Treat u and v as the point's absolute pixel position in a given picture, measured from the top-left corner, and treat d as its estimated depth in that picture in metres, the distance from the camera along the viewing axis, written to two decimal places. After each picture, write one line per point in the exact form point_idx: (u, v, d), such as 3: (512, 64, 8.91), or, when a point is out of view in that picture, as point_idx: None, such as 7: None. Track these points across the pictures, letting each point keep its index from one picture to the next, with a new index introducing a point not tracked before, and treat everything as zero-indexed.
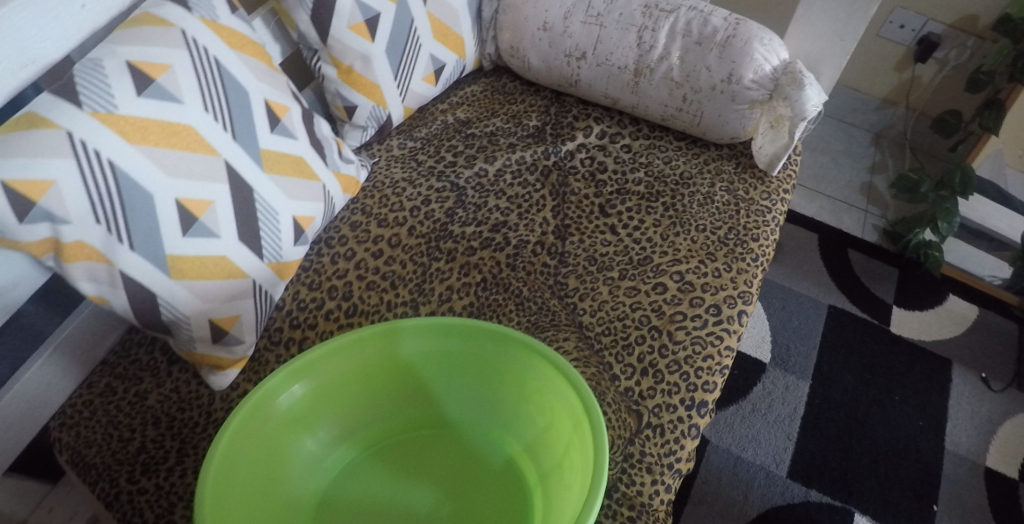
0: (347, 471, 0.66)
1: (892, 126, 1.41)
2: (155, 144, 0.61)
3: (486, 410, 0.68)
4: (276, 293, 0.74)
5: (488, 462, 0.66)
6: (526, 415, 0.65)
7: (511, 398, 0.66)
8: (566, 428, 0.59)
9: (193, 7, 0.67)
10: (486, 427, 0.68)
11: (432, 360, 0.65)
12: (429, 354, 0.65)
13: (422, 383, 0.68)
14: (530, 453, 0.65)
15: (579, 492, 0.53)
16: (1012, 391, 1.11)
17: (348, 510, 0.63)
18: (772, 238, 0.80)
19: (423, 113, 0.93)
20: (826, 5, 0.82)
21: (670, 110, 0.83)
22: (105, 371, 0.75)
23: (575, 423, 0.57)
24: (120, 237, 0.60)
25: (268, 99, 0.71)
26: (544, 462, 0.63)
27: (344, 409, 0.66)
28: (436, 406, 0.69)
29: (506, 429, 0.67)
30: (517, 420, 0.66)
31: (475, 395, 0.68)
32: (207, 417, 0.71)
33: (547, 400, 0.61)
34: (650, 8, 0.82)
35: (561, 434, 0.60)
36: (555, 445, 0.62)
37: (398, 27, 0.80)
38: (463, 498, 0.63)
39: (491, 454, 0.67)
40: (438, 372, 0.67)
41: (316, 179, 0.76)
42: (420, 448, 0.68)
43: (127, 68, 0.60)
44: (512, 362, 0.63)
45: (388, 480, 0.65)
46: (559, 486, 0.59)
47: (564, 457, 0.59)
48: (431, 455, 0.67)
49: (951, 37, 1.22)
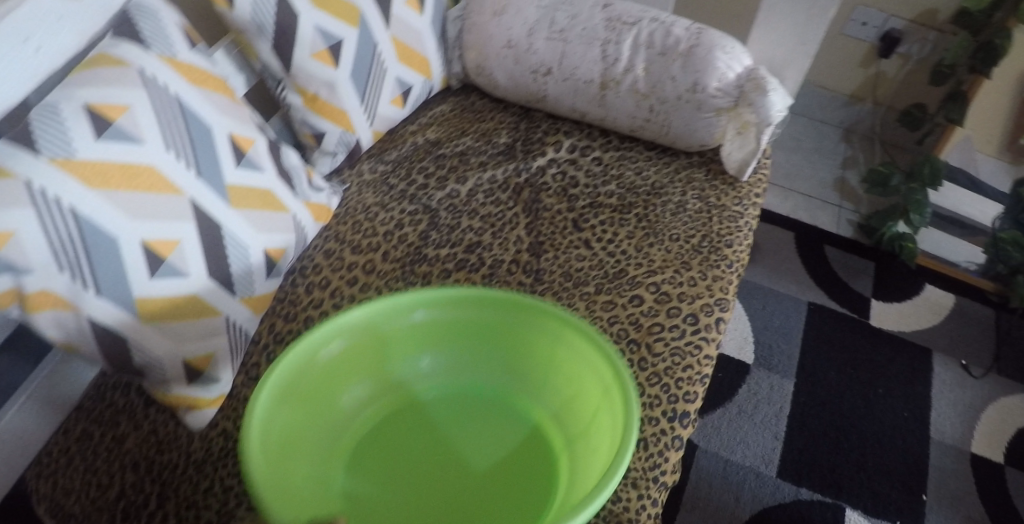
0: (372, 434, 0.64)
1: (860, 121, 1.43)
2: (117, 188, 0.60)
3: (514, 380, 0.67)
4: (250, 328, 0.74)
5: (514, 427, 0.65)
6: (550, 383, 0.65)
7: (537, 367, 0.66)
8: (591, 393, 0.59)
9: (151, 44, 0.66)
10: (513, 398, 0.67)
11: (463, 328, 0.65)
12: (461, 323, 0.65)
13: (451, 352, 0.68)
14: (557, 419, 0.64)
15: (605, 459, 0.53)
16: (992, 376, 1.13)
17: (371, 472, 0.61)
18: (746, 243, 0.80)
19: (392, 135, 0.93)
20: (784, 11, 0.83)
21: (638, 121, 0.84)
22: (80, 415, 0.74)
23: (602, 391, 0.57)
24: (85, 283, 0.59)
25: (232, 133, 0.71)
26: (571, 426, 0.62)
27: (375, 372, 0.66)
28: (462, 372, 0.69)
29: (533, 397, 0.67)
30: (544, 385, 0.66)
31: (500, 362, 0.68)
32: (186, 458, 0.69)
33: (573, 370, 0.62)
34: (613, 21, 0.83)
35: (587, 401, 0.60)
36: (582, 403, 0.61)
37: (362, 52, 0.79)
38: (489, 461, 0.62)
39: (516, 417, 0.65)
40: (468, 339, 0.67)
41: (285, 210, 0.75)
42: (448, 412, 0.66)
43: (85, 112, 0.59)
44: (540, 332, 0.63)
45: (413, 445, 0.63)
46: (586, 440, 0.58)
47: (590, 422, 0.59)
48: (456, 419, 0.65)
49: (912, 32, 1.24)
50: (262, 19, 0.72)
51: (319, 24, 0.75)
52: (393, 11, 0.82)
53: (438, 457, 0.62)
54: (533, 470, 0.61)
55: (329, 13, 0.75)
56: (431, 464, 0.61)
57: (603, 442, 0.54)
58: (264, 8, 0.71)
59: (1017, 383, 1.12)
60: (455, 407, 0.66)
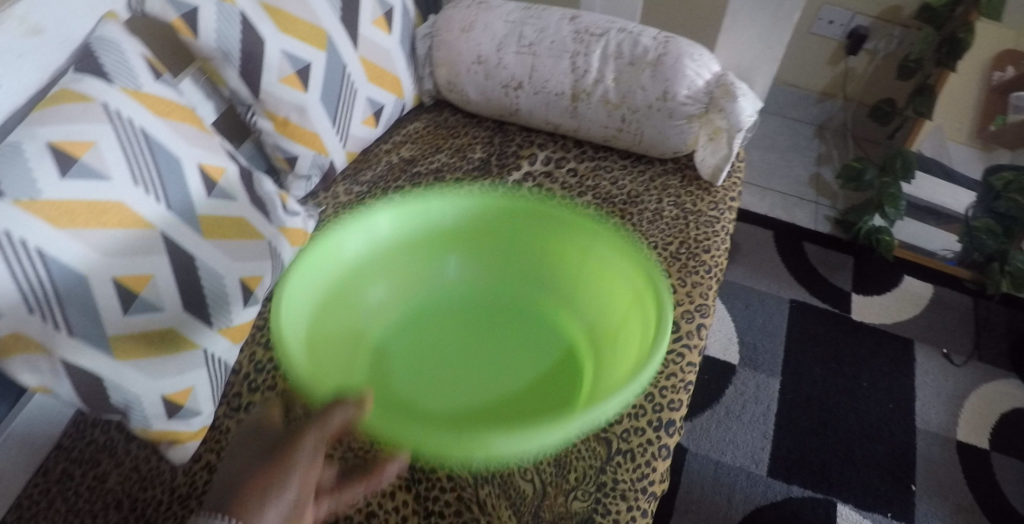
0: (410, 327, 0.69)
1: (832, 118, 1.45)
2: (85, 225, 0.59)
3: (537, 281, 0.73)
4: (230, 358, 0.73)
5: (546, 331, 0.70)
6: (572, 282, 0.71)
7: (558, 270, 0.72)
8: (621, 296, 0.65)
9: (114, 76, 0.65)
10: (536, 297, 0.73)
11: (488, 231, 0.72)
12: (485, 226, 0.72)
13: (477, 257, 0.74)
14: (587, 323, 0.69)
15: (635, 347, 0.58)
16: (974, 363, 1.14)
17: (407, 357, 0.66)
18: (723, 247, 0.81)
19: (366, 155, 0.92)
20: (749, 16, 0.84)
21: (611, 130, 0.84)
22: (60, 456, 0.73)
23: (635, 295, 0.63)
24: (57, 324, 0.58)
25: (201, 162, 0.70)
26: (601, 328, 0.67)
27: (402, 273, 0.71)
28: (500, 281, 0.74)
29: (560, 304, 0.72)
30: (574, 291, 0.71)
31: (535, 270, 0.73)
32: (171, 494, 0.69)
33: (596, 267, 0.68)
34: (581, 33, 0.83)
35: (617, 303, 0.66)
36: (615, 307, 0.66)
37: (331, 74, 0.79)
38: (520, 362, 0.66)
39: (547, 322, 0.70)
40: (494, 243, 0.73)
41: (260, 237, 0.74)
42: (480, 310, 0.71)
43: (48, 150, 0.58)
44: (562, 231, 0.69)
45: (450, 337, 0.68)
46: (619, 344, 0.62)
47: (622, 320, 0.64)
48: (491, 323, 0.70)
49: (878, 29, 1.25)
50: (228, 47, 0.71)
51: (285, 48, 0.74)
52: (360, 32, 0.82)
53: (478, 355, 0.67)
54: (559, 370, 0.66)
55: (295, 37, 0.75)
56: (465, 360, 0.66)
57: (636, 343, 0.58)
58: (229, 36, 0.71)
59: (999, 369, 1.14)
60: (482, 305, 0.72)
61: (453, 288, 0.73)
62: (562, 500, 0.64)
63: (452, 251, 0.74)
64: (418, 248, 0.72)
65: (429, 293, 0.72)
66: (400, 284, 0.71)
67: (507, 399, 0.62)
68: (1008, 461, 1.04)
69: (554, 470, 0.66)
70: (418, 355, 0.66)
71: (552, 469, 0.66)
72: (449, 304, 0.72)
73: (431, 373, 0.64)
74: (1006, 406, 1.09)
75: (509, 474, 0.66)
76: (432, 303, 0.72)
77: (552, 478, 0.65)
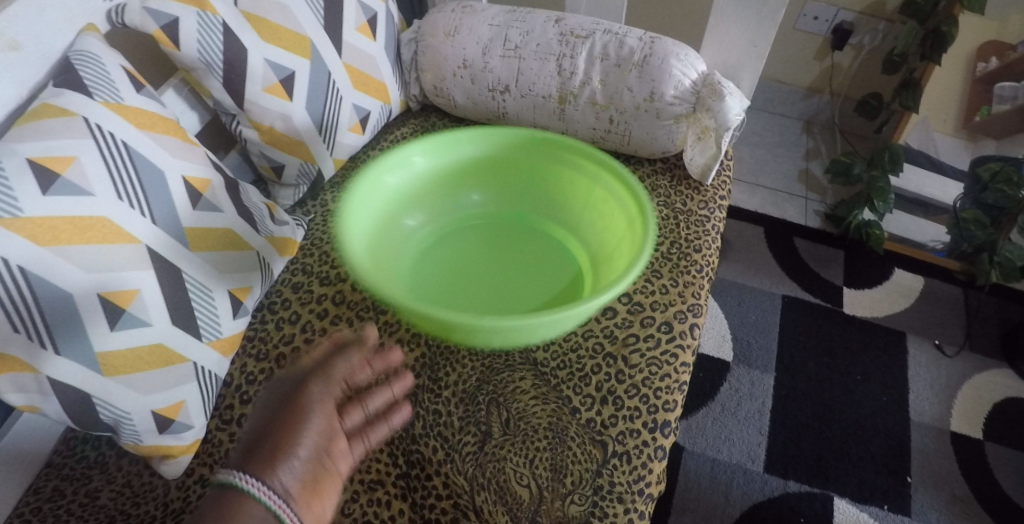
0: (443, 246, 0.83)
1: (820, 112, 1.46)
2: (68, 242, 0.58)
3: (545, 211, 0.85)
4: (221, 371, 0.72)
5: (556, 254, 0.82)
6: (579, 211, 0.83)
7: (561, 199, 0.84)
8: (620, 225, 0.76)
9: (94, 90, 0.63)
10: (545, 223, 0.85)
11: (503, 168, 0.85)
12: (499, 161, 0.85)
13: (494, 189, 0.87)
14: (590, 247, 0.81)
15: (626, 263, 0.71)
16: (966, 353, 1.15)
17: (438, 273, 0.80)
18: (714, 246, 0.81)
19: (354, 162, 0.92)
20: (734, 14, 0.84)
21: (599, 132, 0.85)
22: (51, 473, 0.72)
23: (629, 222, 0.74)
24: (43, 342, 0.58)
25: (186, 174, 0.69)
26: (600, 253, 0.78)
27: (434, 201, 0.85)
28: (519, 211, 0.86)
29: (566, 230, 0.84)
30: (580, 221, 0.83)
31: (549, 202, 0.85)
32: (164, 509, 0.68)
33: (596, 195, 0.80)
34: (566, 35, 0.82)
35: (615, 227, 0.77)
36: (612, 232, 0.78)
37: (316, 82, 0.78)
38: (535, 281, 0.78)
39: (558, 246, 0.83)
40: (508, 177, 0.86)
41: (249, 249, 0.74)
42: (496, 236, 0.84)
43: (28, 166, 0.56)
44: (564, 164, 0.82)
45: (473, 259, 0.81)
46: (612, 264, 0.75)
47: (617, 245, 0.76)
48: (510, 244, 0.83)
49: (863, 24, 1.25)
50: (211, 57, 0.70)
51: (268, 57, 0.74)
52: (343, 39, 0.81)
53: (494, 273, 0.79)
54: (566, 286, 0.78)
55: (277, 45, 0.74)
56: (485, 276, 0.79)
57: (623, 263, 0.73)
58: (212, 46, 0.70)
59: (990, 359, 1.15)
60: (497, 229, 0.85)
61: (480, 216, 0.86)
62: (559, 505, 0.64)
63: (478, 186, 0.86)
64: (454, 183, 0.86)
65: (460, 217, 0.86)
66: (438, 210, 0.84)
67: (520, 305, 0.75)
68: (1002, 451, 1.04)
69: (550, 475, 0.65)
70: (448, 269, 0.80)
71: (549, 474, 0.65)
72: (475, 228, 0.85)
73: (457, 281, 0.78)
74: (999, 396, 1.10)
75: (505, 480, 0.65)
76: (460, 227, 0.85)
77: (549, 484, 0.65)
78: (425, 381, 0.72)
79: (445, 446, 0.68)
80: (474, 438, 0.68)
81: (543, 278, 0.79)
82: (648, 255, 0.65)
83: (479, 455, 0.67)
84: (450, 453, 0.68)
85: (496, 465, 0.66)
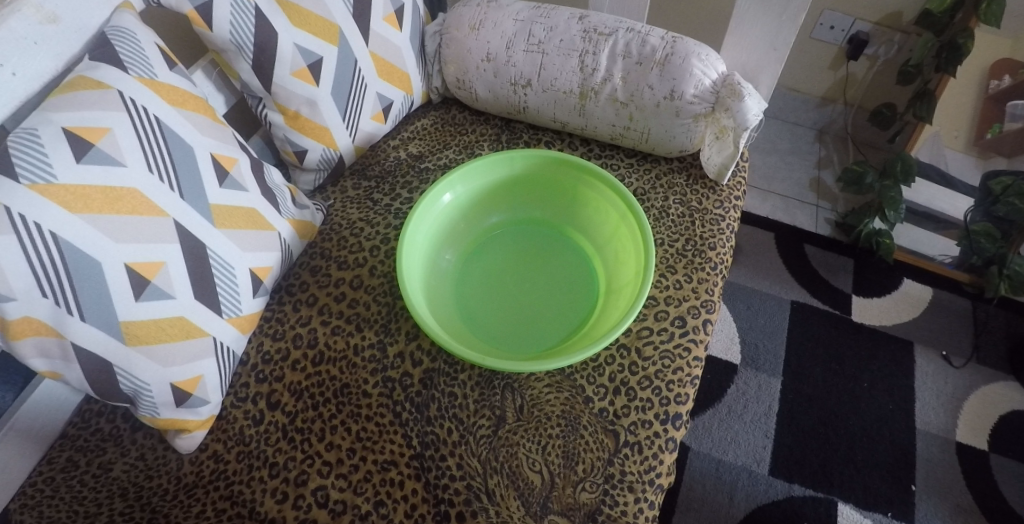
0: (480, 240, 0.86)
1: (833, 122, 1.47)
2: (99, 211, 0.59)
3: (577, 233, 0.86)
4: (239, 348, 0.74)
5: (576, 273, 0.83)
6: (609, 238, 0.83)
7: (597, 225, 0.84)
8: (629, 268, 0.77)
9: (129, 65, 0.64)
10: (577, 241, 0.86)
11: (553, 185, 0.85)
12: (553, 179, 0.84)
13: (544, 201, 0.87)
14: (610, 277, 0.81)
15: (617, 317, 0.72)
16: (973, 365, 1.15)
17: (465, 274, 0.83)
18: (729, 245, 0.82)
19: (374, 150, 0.93)
20: (757, 16, 0.84)
21: (618, 129, 0.86)
22: (65, 444, 0.72)
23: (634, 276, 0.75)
24: (69, 309, 0.59)
25: (213, 152, 0.69)
26: (615, 285, 0.78)
27: (492, 204, 0.87)
28: (562, 224, 0.87)
29: (593, 254, 0.84)
30: (609, 250, 0.83)
31: (590, 224, 0.85)
32: (176, 483, 0.69)
33: (620, 233, 0.81)
34: (590, 32, 0.84)
35: (624, 271, 0.78)
36: (628, 271, 0.77)
37: (342, 69, 0.80)
38: (548, 296, 0.81)
39: (582, 268, 0.83)
40: (558, 194, 0.85)
41: (271, 229, 0.75)
42: (527, 246, 0.86)
43: (63, 135, 0.57)
44: (604, 197, 0.81)
45: (498, 267, 0.84)
46: (615, 304, 0.75)
47: (621, 286, 0.77)
48: (536, 257, 0.85)
49: (879, 35, 1.25)
50: (241, 40, 0.72)
51: (298, 42, 0.75)
52: (372, 28, 0.82)
53: (512, 284, 0.82)
54: (574, 308, 0.79)
55: (306, 31, 0.75)
56: (495, 286, 0.82)
57: (623, 308, 0.73)
58: (243, 29, 0.71)
59: (998, 372, 1.15)
60: (533, 239, 0.86)
61: (529, 219, 0.88)
62: (570, 492, 0.65)
63: (530, 196, 0.87)
64: (512, 190, 0.86)
65: (511, 215, 0.88)
66: (494, 204, 0.87)
67: (517, 324, 0.78)
68: (1007, 462, 1.05)
69: (563, 461, 0.66)
70: (468, 266, 0.84)
71: (561, 461, 0.66)
72: (515, 230, 0.87)
73: (468, 282, 0.82)
74: (1005, 408, 1.10)
75: (517, 465, 0.66)
76: (507, 225, 0.88)
77: (560, 470, 0.66)
78: (441, 365, 0.73)
79: (460, 428, 0.69)
80: (488, 422, 0.69)
81: (554, 291, 0.81)
82: (623, 326, 0.67)
83: (492, 439, 0.68)
84: (465, 434, 0.68)
85: (509, 450, 0.67)
